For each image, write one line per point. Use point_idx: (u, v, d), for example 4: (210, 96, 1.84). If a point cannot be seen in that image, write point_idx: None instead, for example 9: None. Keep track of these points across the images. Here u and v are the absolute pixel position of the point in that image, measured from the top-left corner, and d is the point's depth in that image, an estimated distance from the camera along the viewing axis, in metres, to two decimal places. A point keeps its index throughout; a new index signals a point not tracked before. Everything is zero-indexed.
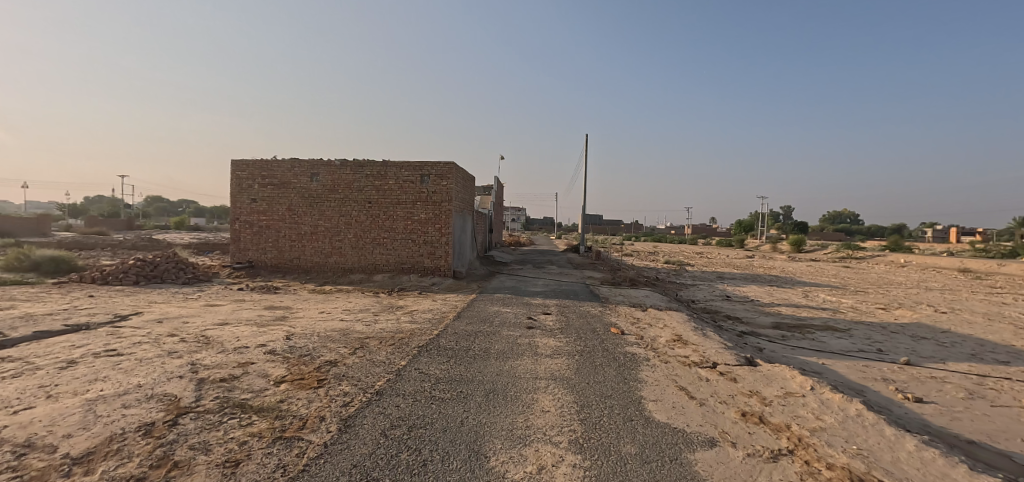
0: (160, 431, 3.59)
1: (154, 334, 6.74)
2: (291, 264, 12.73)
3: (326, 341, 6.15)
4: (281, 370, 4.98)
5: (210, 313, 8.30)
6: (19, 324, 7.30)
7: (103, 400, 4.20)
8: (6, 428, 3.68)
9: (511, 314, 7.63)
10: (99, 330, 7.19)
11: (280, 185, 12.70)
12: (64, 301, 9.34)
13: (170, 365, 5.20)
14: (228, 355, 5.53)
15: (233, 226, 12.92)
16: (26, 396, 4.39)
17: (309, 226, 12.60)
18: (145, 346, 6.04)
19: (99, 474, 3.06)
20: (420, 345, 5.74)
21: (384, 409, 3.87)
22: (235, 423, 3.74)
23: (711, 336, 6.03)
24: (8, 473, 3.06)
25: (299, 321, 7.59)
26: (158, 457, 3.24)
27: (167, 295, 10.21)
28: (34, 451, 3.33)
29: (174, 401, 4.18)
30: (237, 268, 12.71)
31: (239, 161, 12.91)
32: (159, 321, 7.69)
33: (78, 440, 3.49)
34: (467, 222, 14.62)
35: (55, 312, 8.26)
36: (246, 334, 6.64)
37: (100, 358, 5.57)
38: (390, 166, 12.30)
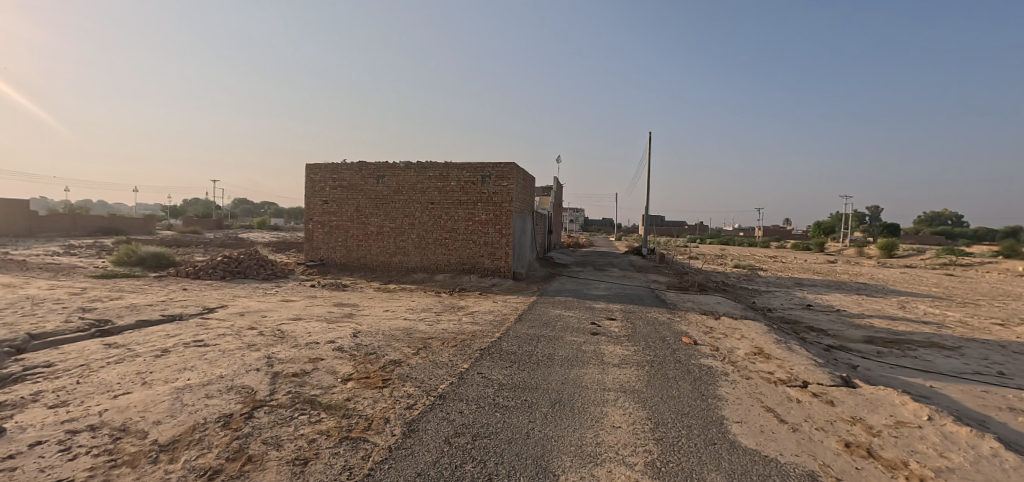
0: (237, 424, 3.75)
1: (236, 327, 7.20)
2: (359, 263, 13.25)
3: (391, 340, 6.24)
4: (348, 367, 5.09)
5: (285, 308, 8.78)
6: (125, 313, 8.10)
7: (189, 389, 4.48)
8: (107, 412, 4.01)
9: (573, 318, 7.40)
10: (190, 321, 7.81)
11: (349, 187, 13.25)
12: (162, 292, 10.29)
13: (249, 357, 5.50)
14: (300, 350, 5.75)
15: (307, 226, 13.70)
16: (125, 381, 4.78)
17: (375, 226, 13.05)
18: (227, 338, 6.44)
19: (183, 462, 3.22)
20: (482, 348, 5.67)
21: (448, 414, 3.81)
22: (305, 419, 3.83)
23: (797, 351, 5.46)
24: (106, 456, 3.31)
25: (365, 318, 7.80)
26: (235, 450, 3.36)
27: (249, 289, 10.95)
28: (129, 436, 3.58)
29: (251, 393, 4.36)
30: (310, 265, 13.45)
31: (313, 165, 13.64)
32: (241, 314, 8.23)
33: (166, 427, 3.72)
34: (527, 223, 14.48)
35: (155, 303, 9.09)
36: (317, 329, 6.92)
37: (190, 348, 6.00)
38: (452, 167, 12.45)
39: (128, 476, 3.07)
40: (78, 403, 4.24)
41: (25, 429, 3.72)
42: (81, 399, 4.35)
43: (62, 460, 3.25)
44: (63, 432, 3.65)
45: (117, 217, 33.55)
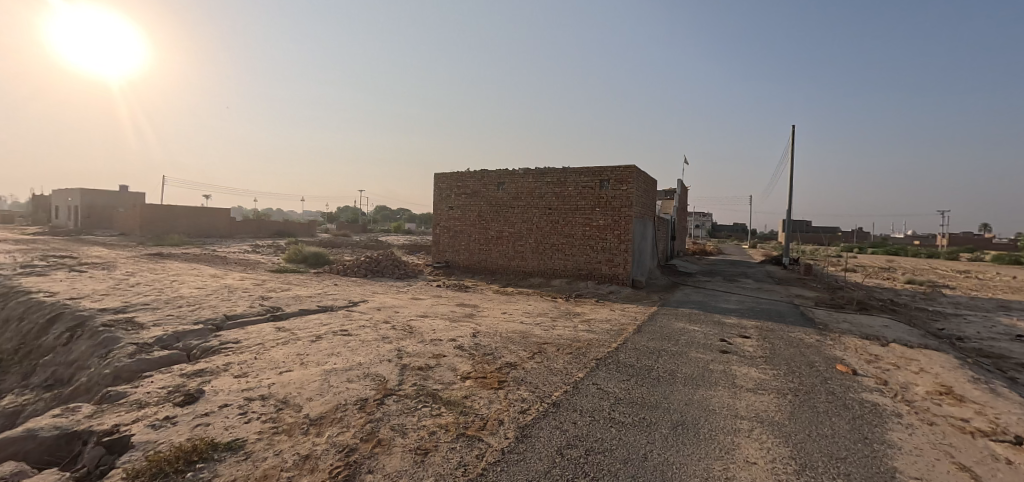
0: (371, 408, 4.10)
1: (374, 320, 7.98)
2: (480, 265, 13.87)
3: (507, 342, 6.36)
4: (468, 366, 5.28)
5: (414, 305, 9.51)
6: (290, 303, 9.52)
7: (335, 373, 5.04)
8: (274, 385, 4.69)
9: (699, 333, 6.78)
10: (338, 312, 8.87)
11: (473, 194, 13.95)
12: (318, 287, 11.89)
13: (383, 348, 6.03)
14: (426, 346, 6.14)
15: (435, 231, 14.79)
16: (288, 360, 5.57)
17: (495, 231, 13.54)
18: (366, 330, 7.16)
19: (326, 437, 3.59)
20: (598, 358, 5.47)
21: (561, 424, 3.71)
22: (428, 411, 4.05)
23: (1005, 395, 4.29)
24: (271, 423, 3.85)
25: (484, 319, 8.08)
26: (367, 432, 3.66)
27: (385, 287, 12.12)
28: (288, 408, 4.14)
29: (383, 382, 4.76)
30: (437, 267, 14.47)
31: (441, 174, 14.68)
32: (378, 308, 9.12)
33: (316, 404, 4.21)
34: (648, 229, 13.77)
35: (313, 296, 10.53)
36: (441, 327, 7.34)
37: (337, 336, 6.80)
38: (570, 173, 12.40)
39: (285, 443, 3.52)
40: (254, 375, 5.04)
41: (217, 393, 4.52)
42: (256, 372, 5.16)
43: (240, 422, 3.86)
44: (241, 399, 4.34)
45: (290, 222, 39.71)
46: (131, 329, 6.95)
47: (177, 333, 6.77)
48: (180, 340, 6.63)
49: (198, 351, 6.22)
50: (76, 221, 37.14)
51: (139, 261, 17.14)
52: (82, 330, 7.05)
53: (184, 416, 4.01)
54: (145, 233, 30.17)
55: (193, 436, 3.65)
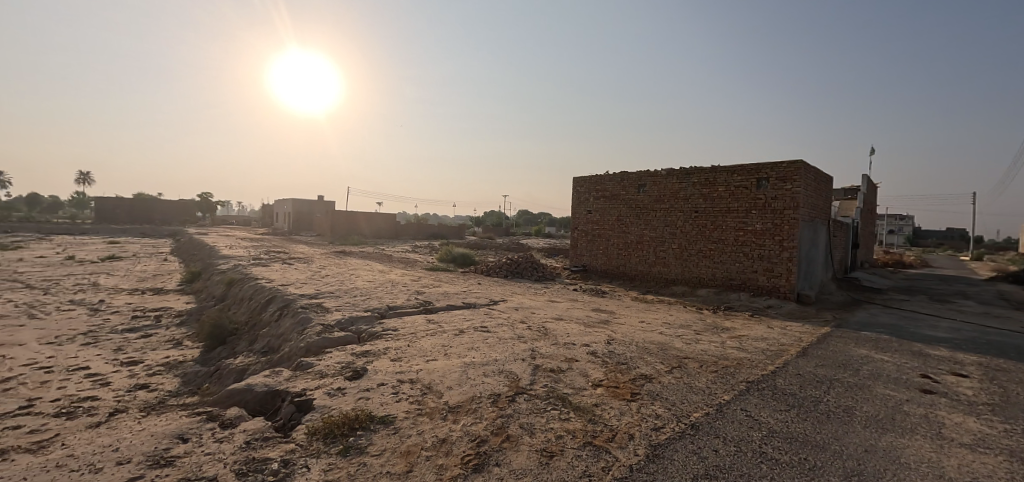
0: (502, 403, 4.15)
1: (511, 319, 8.23)
2: (618, 271, 13.41)
3: (644, 353, 5.95)
4: (600, 373, 5.06)
5: (550, 307, 9.57)
6: (439, 298, 10.37)
7: (473, 366, 5.27)
8: (420, 371, 5.09)
9: (890, 365, 5.49)
10: (480, 309, 9.36)
11: (612, 197, 13.62)
12: (464, 285, 12.77)
13: (518, 347, 6.13)
14: (559, 348, 6.07)
15: (574, 234, 14.83)
16: (434, 350, 6.01)
17: (635, 235, 12.96)
18: (503, 328, 7.39)
19: (462, 425, 3.73)
20: (750, 381, 4.77)
21: (700, 449, 3.29)
22: (558, 414, 3.95)
23: None
24: (414, 405, 4.16)
25: (620, 326, 7.73)
26: (497, 426, 3.70)
27: (524, 288, 12.44)
28: (430, 393, 4.43)
29: (515, 379, 4.82)
30: (575, 270, 14.44)
31: (580, 178, 14.69)
32: (515, 308, 9.38)
33: (454, 393, 4.43)
34: (819, 236, 11.74)
35: (459, 293, 11.32)
36: (575, 331, 7.22)
37: (476, 331, 7.14)
38: (720, 172, 11.27)
39: (427, 424, 3.75)
40: (405, 360, 5.53)
41: (376, 372, 5.06)
42: (407, 358, 5.67)
43: (392, 400, 4.25)
44: (394, 380, 4.79)
45: (444, 225, 42.99)
46: (319, 311, 8.35)
47: (350, 318, 7.86)
48: (352, 324, 7.68)
49: (365, 334, 7.11)
50: (289, 224, 46.42)
51: (329, 257, 20.54)
52: (288, 309, 8.71)
53: (350, 388, 4.58)
54: (336, 233, 37.04)
55: (355, 407, 4.11)
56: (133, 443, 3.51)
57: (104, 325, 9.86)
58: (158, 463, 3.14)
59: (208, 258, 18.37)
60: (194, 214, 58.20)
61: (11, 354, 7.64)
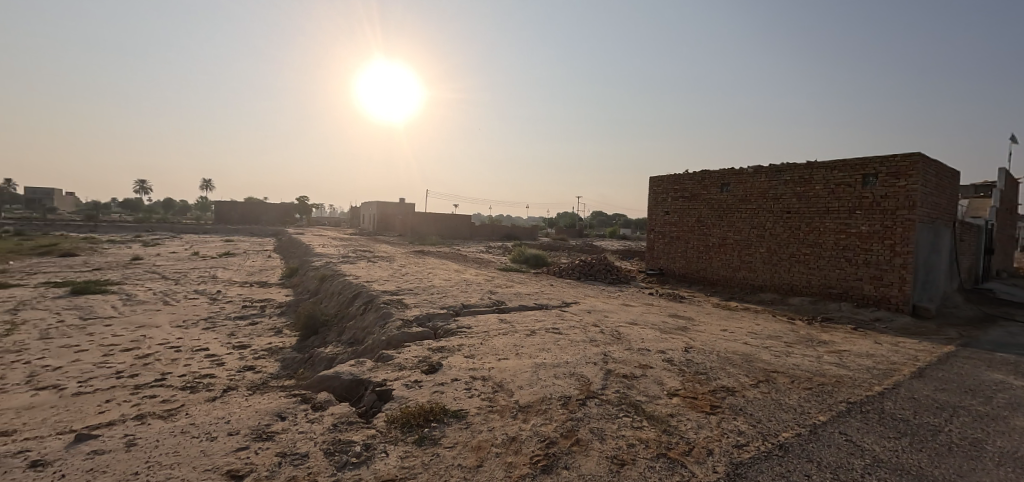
0: (573, 406, 4.09)
1: (583, 321, 8.11)
2: (698, 275, 12.74)
3: (727, 363, 5.58)
4: (677, 382, 4.82)
5: (624, 311, 9.31)
6: (512, 298, 10.49)
7: (544, 367, 5.27)
8: (492, 369, 5.17)
9: None
10: (552, 310, 9.34)
11: (692, 197, 12.99)
12: (536, 286, 12.82)
13: (589, 350, 6.03)
14: (633, 354, 5.88)
15: (650, 236, 14.36)
16: (506, 349, 6.09)
17: (717, 238, 12.24)
18: (575, 331, 7.30)
19: (531, 425, 3.73)
20: (851, 402, 4.30)
21: (789, 472, 3.01)
22: (630, 422, 3.82)
23: None
24: (486, 402, 4.23)
25: (700, 334, 7.32)
26: (567, 429, 3.66)
27: (597, 290, 12.22)
28: (501, 392, 4.49)
29: (587, 383, 4.73)
30: (651, 274, 13.94)
31: (658, 178, 14.18)
32: (588, 311, 9.24)
33: (525, 393, 4.45)
34: (941, 241, 10.31)
35: (531, 293, 11.38)
36: (650, 336, 6.95)
37: (548, 333, 7.13)
38: (817, 168, 10.31)
39: (497, 421, 3.80)
40: (478, 358, 5.66)
41: (450, 368, 5.23)
42: (480, 355, 5.79)
43: (464, 396, 4.36)
44: (467, 376, 4.92)
45: (517, 227, 43.29)
46: (399, 307, 8.82)
47: (427, 315, 8.21)
48: (429, 320, 8.01)
49: (441, 331, 7.39)
50: (374, 225, 49.54)
51: (409, 256, 21.60)
52: (372, 304, 9.30)
53: (426, 382, 4.77)
54: (416, 234, 39.01)
55: (430, 399, 4.27)
56: (240, 416, 3.93)
57: (219, 313, 11.15)
58: (259, 437, 3.48)
59: (304, 256, 20.14)
60: (293, 216, 63.99)
61: (149, 334, 8.90)
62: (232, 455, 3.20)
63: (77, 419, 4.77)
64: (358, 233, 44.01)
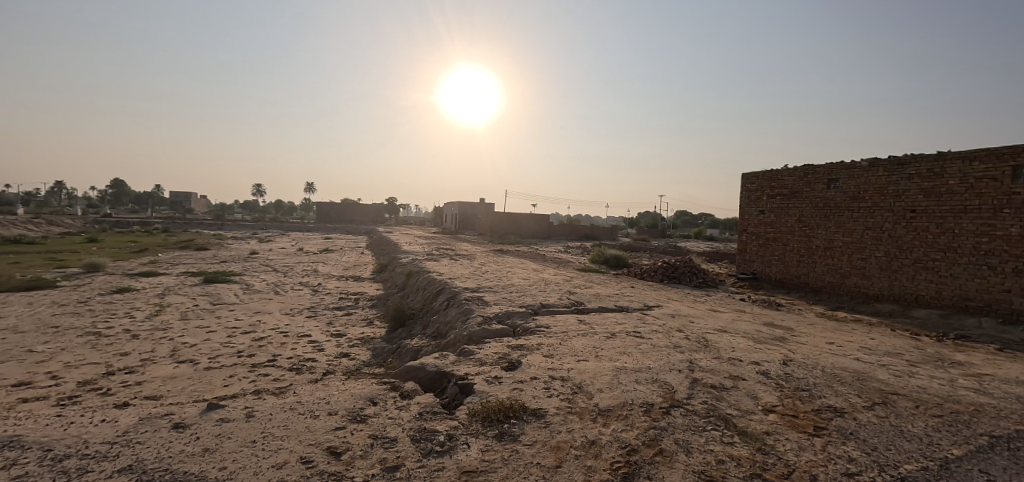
0: (656, 414, 3.93)
1: (667, 326, 7.77)
2: (798, 281, 11.69)
3: (833, 380, 5.05)
4: (773, 397, 4.45)
5: (713, 317, 8.78)
6: (592, 299, 10.33)
7: (625, 371, 5.13)
8: (572, 370, 5.13)
9: None
10: (633, 313, 9.06)
11: (792, 194, 11.93)
12: (617, 287, 12.53)
13: (674, 356, 5.76)
14: (722, 363, 5.52)
15: (742, 237, 13.42)
16: (586, 351, 6.01)
17: (822, 240, 11.13)
18: (659, 335, 7.02)
19: (612, 430, 3.65)
20: (994, 436, 3.68)
21: None
22: (718, 436, 3.59)
23: None
24: (564, 403, 4.20)
25: (801, 346, 6.69)
26: (650, 438, 3.52)
27: (682, 294, 11.65)
28: (581, 393, 4.44)
29: (671, 391, 4.52)
30: (743, 278, 13.04)
31: (752, 174, 13.23)
32: (673, 315, 8.83)
33: (605, 396, 4.36)
34: None
35: (611, 295, 11.13)
36: (743, 346, 6.48)
37: (629, 336, 6.93)
38: (951, 160, 8.99)
39: (576, 423, 3.76)
40: (557, 358, 5.65)
41: (530, 366, 5.27)
42: (559, 355, 5.78)
43: (543, 395, 4.38)
44: (547, 376, 4.93)
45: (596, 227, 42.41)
46: (480, 304, 9.06)
47: (507, 312, 8.36)
48: (509, 318, 8.15)
49: (521, 329, 7.48)
50: (456, 224, 51.37)
51: (489, 255, 22.10)
52: (454, 300, 9.65)
53: (506, 378, 4.85)
54: (495, 233, 39.83)
55: (510, 396, 4.34)
56: (338, 398, 4.27)
57: (320, 303, 12.22)
58: (354, 419, 3.75)
59: (393, 253, 21.41)
60: (384, 215, 68.30)
61: (262, 319, 9.98)
62: (331, 433, 3.49)
63: (208, 390, 5.49)
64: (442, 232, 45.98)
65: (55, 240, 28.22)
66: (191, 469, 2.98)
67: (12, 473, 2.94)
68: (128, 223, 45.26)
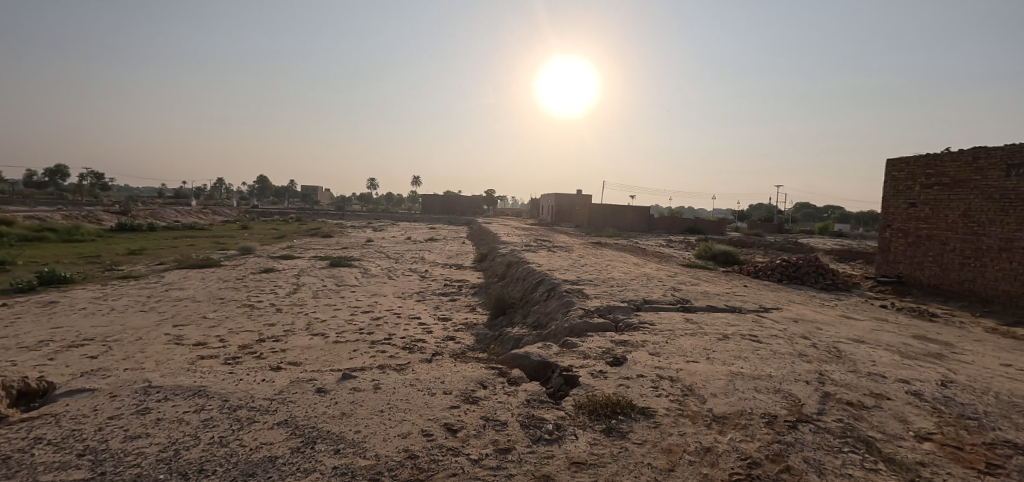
0: (781, 428, 3.61)
1: (789, 331, 7.06)
2: (959, 287, 9.91)
3: (1011, 410, 4.22)
4: (929, 423, 3.84)
5: (845, 324, 7.79)
6: (700, 297, 9.74)
7: (741, 377, 4.77)
8: (681, 371, 4.89)
9: None
10: (748, 315, 8.37)
11: (955, 184, 10.12)
12: (727, 285, 11.66)
13: (799, 366, 5.23)
14: (860, 378, 4.89)
15: (885, 235, 11.70)
16: (696, 352, 5.69)
17: (995, 240, 9.31)
18: (779, 341, 6.41)
19: (729, 439, 3.43)
20: None
21: None
22: (858, 460, 3.20)
23: None
24: (675, 404, 4.03)
25: (964, 365, 5.68)
26: (775, 452, 3.25)
27: (806, 297, 10.49)
28: (692, 396, 4.23)
29: (797, 404, 4.11)
30: (884, 282, 11.37)
31: (900, 161, 11.47)
32: (795, 320, 7.99)
33: (720, 402, 4.10)
34: None
35: (721, 294, 10.39)
36: (886, 359, 5.67)
37: (744, 339, 6.42)
38: None
39: (689, 427, 3.59)
40: (664, 356, 5.43)
41: (635, 363, 5.14)
42: (666, 354, 5.55)
43: (651, 394, 4.24)
44: (653, 374, 4.77)
45: (700, 220, 39.64)
46: (581, 297, 9.01)
47: (608, 306, 8.21)
48: (610, 312, 8.00)
49: (623, 324, 7.30)
50: (552, 215, 51.45)
51: (586, 247, 21.83)
52: (555, 291, 9.70)
53: (610, 374, 4.78)
54: (592, 226, 39.13)
55: (616, 392, 4.27)
56: (450, 378, 4.55)
57: (427, 289, 13.05)
58: (467, 399, 3.97)
59: (493, 243, 22.10)
60: (484, 206, 70.63)
61: (379, 301, 10.94)
62: (447, 411, 3.72)
63: (338, 361, 6.18)
64: (538, 223, 46.30)
65: (217, 226, 33.57)
66: (333, 429, 3.38)
67: (203, 416, 3.60)
68: (271, 213, 52.25)
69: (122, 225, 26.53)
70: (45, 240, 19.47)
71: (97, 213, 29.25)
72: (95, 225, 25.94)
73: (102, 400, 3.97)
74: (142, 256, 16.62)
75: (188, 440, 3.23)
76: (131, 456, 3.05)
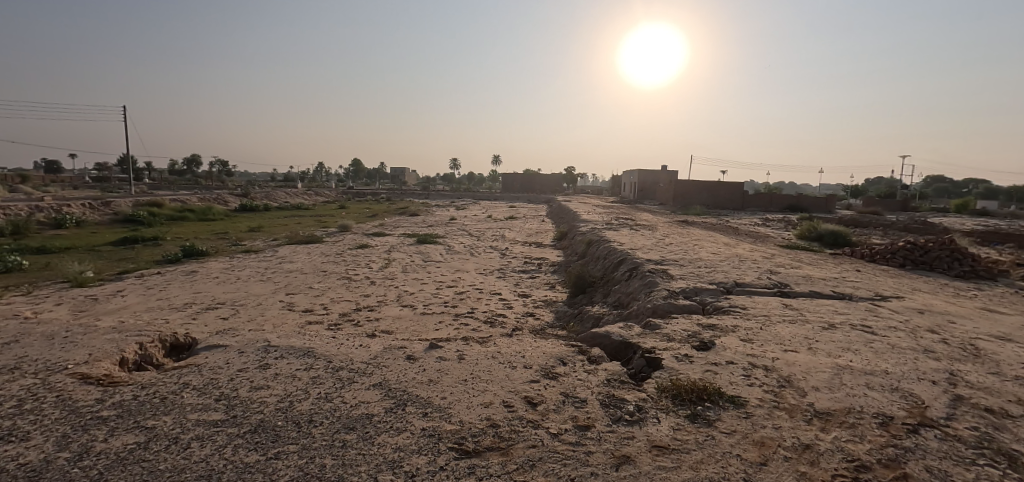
0: (898, 431, 3.23)
1: (912, 323, 6.20)
2: None
3: None
4: None
5: (987, 319, 6.68)
6: (802, 282, 8.87)
7: (850, 371, 4.31)
8: (778, 361, 4.54)
9: None
10: (861, 304, 7.48)
11: None
12: (835, 269, 10.48)
13: (924, 363, 4.59)
14: (1004, 382, 4.19)
15: None
16: (796, 341, 5.23)
17: None
18: (898, 333, 5.67)
19: (833, 438, 3.13)
20: None
21: None
22: (996, 475, 2.77)
23: None
24: (769, 395, 3.76)
25: None
26: (889, 457, 2.92)
27: (935, 285, 9.13)
28: (790, 388, 3.91)
29: (919, 406, 3.64)
30: None
31: None
32: (921, 311, 7.00)
33: (823, 397, 3.75)
34: None
35: (827, 279, 9.39)
36: None
37: (854, 330, 5.77)
38: None
39: (785, 421, 3.33)
40: (759, 344, 5.06)
41: (725, 349, 4.85)
42: (761, 342, 5.17)
43: (744, 383, 3.99)
44: (746, 362, 4.47)
45: (804, 196, 35.81)
46: (666, 277, 8.65)
47: (695, 288, 7.81)
48: (697, 294, 7.60)
49: (711, 307, 6.92)
50: (635, 193, 49.56)
51: (672, 226, 20.69)
52: (637, 272, 9.39)
53: (697, 359, 4.55)
54: (678, 204, 37.17)
55: (703, 377, 4.08)
56: (530, 353, 4.62)
57: (508, 266, 13.28)
58: (547, 375, 4.02)
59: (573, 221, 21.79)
60: (564, 185, 69.70)
61: (462, 277, 11.36)
62: (527, 385, 3.80)
63: (425, 332, 6.56)
64: (620, 202, 44.71)
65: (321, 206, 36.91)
66: (421, 393, 3.61)
67: (311, 374, 4.03)
68: (365, 193, 56.27)
69: (245, 206, 30.17)
70: (186, 219, 22.66)
71: (225, 196, 33.56)
72: (223, 206, 29.66)
73: (233, 355, 4.58)
74: (260, 233, 18.74)
75: (300, 394, 3.63)
76: (256, 403, 3.50)
